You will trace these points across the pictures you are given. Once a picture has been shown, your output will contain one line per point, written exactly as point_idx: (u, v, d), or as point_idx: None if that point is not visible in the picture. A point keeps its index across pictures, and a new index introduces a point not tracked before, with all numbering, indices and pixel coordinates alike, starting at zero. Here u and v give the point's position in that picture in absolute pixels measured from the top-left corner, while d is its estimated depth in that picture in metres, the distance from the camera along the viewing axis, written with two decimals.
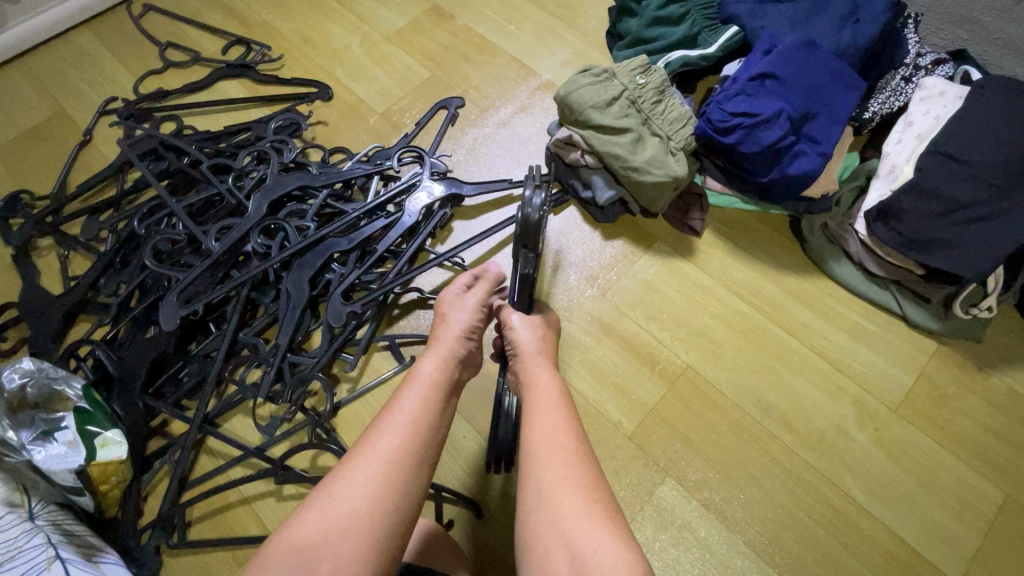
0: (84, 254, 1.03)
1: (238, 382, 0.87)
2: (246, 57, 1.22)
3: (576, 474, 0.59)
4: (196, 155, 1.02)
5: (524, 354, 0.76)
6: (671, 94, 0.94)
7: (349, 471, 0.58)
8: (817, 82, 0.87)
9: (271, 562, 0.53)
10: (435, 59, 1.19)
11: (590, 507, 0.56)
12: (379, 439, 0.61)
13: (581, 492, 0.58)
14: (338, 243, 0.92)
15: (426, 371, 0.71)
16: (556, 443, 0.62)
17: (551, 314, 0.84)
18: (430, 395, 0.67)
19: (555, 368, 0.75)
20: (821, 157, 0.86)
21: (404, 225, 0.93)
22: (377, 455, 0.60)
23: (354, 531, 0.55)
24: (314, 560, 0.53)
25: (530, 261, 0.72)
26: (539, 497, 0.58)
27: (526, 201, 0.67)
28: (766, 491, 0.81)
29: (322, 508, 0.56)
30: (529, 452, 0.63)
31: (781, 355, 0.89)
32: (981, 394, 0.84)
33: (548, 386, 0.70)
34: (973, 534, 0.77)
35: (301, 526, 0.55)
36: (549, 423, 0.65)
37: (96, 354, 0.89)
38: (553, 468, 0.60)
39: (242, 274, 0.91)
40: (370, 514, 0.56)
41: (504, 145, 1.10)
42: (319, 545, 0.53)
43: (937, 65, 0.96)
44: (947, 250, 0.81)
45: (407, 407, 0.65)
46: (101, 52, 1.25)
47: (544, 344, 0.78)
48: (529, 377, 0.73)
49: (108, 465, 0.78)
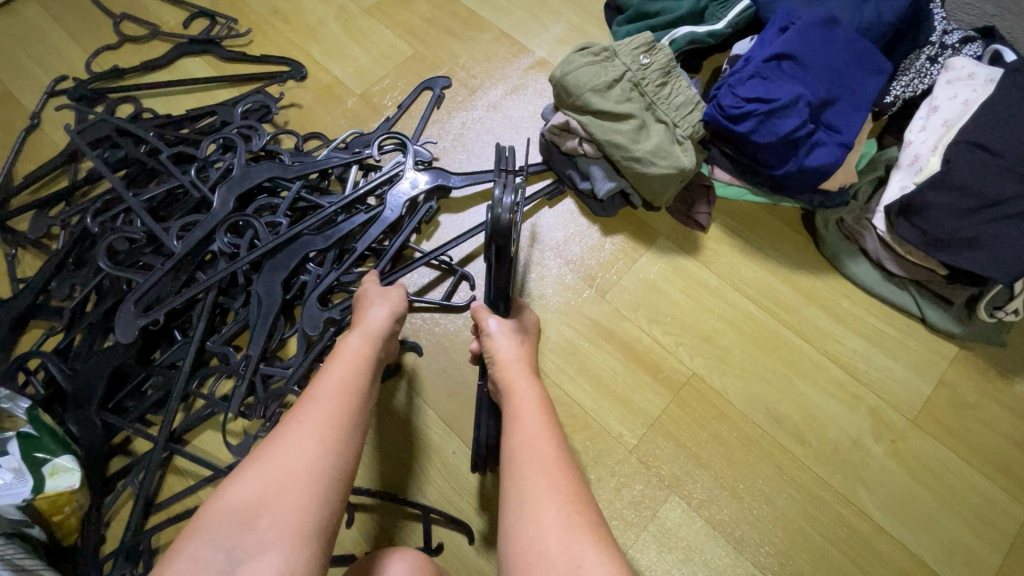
0: (35, 253, 0.94)
1: (207, 396, 0.79)
2: (211, 31, 1.11)
3: (558, 483, 0.53)
4: (155, 144, 0.92)
5: (505, 363, 0.67)
6: (676, 75, 0.86)
7: (291, 432, 0.55)
8: (839, 65, 0.80)
9: (206, 520, 0.50)
10: (418, 35, 1.09)
11: (574, 519, 0.50)
12: (315, 404, 0.58)
13: (563, 501, 0.51)
14: (313, 242, 0.84)
15: (359, 344, 0.67)
16: (537, 450, 0.56)
17: (529, 315, 0.76)
18: (359, 363, 0.64)
19: (537, 374, 0.67)
20: (841, 148, 0.79)
21: (386, 221, 0.85)
22: (318, 419, 0.56)
23: (292, 488, 0.51)
24: (254, 516, 0.49)
25: (505, 262, 0.61)
26: (520, 511, 0.52)
27: (495, 200, 0.55)
28: (777, 508, 0.76)
29: (261, 467, 0.52)
30: (509, 461, 0.56)
31: (792, 360, 0.83)
32: (1004, 402, 0.80)
33: (527, 389, 0.63)
34: (995, 553, 0.73)
35: (236, 489, 0.51)
36: (529, 429, 0.58)
37: (49, 367, 0.81)
38: (535, 478, 0.53)
39: (208, 277, 0.82)
40: (314, 473, 0.52)
41: (494, 131, 1.01)
42: (259, 503, 0.50)
43: (965, 43, 0.88)
44: (974, 250, 0.75)
45: (340, 376, 0.62)
46: (49, 26, 1.12)
47: (523, 350, 0.69)
48: (509, 385, 0.65)
49: (58, 496, 0.71)
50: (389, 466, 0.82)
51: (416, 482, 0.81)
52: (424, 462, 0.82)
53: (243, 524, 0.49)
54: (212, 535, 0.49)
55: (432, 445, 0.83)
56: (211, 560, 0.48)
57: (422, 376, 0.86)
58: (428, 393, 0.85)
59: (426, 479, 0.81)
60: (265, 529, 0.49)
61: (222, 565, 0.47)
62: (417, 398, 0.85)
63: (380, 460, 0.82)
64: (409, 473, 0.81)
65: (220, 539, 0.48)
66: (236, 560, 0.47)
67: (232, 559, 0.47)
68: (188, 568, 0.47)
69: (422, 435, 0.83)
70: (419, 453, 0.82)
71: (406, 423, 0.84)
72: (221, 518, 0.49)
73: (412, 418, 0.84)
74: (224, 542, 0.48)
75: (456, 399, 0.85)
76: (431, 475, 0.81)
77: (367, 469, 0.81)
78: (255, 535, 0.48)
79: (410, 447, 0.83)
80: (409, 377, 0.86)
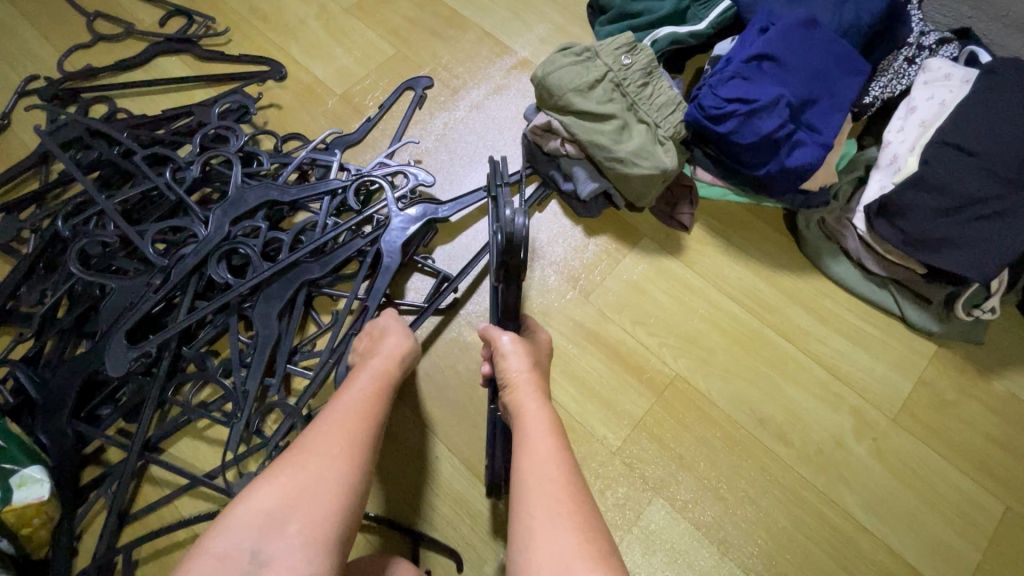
0: (4, 257, 0.92)
1: (183, 404, 0.78)
2: (188, 30, 1.09)
3: (570, 512, 0.51)
4: (129, 145, 0.90)
5: (516, 384, 0.64)
6: (658, 75, 0.85)
7: (317, 441, 0.56)
8: (818, 65, 0.80)
9: (231, 522, 0.51)
10: (400, 34, 1.08)
11: (584, 548, 0.49)
12: (339, 419, 0.58)
13: (575, 529, 0.50)
14: (310, 270, 0.82)
15: (381, 363, 0.68)
16: (549, 473, 0.54)
17: (543, 334, 0.73)
18: (379, 383, 0.65)
19: (548, 397, 0.64)
20: (822, 148, 0.79)
21: (389, 270, 0.82)
22: (339, 432, 0.57)
23: (316, 498, 0.52)
24: (279, 521, 0.51)
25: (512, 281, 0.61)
26: (528, 538, 0.50)
27: (505, 220, 0.55)
28: (762, 510, 0.76)
29: (286, 473, 0.53)
30: (518, 484, 0.55)
31: (775, 361, 0.83)
32: (982, 400, 0.80)
33: (539, 410, 0.61)
34: (975, 550, 0.74)
35: (257, 493, 0.52)
36: (541, 451, 0.57)
37: (18, 377, 0.79)
38: (546, 504, 0.52)
39: (208, 305, 0.79)
40: (337, 483, 0.53)
41: (476, 131, 1.00)
42: (283, 508, 0.51)
43: (942, 44, 0.88)
44: (952, 250, 0.76)
45: (361, 394, 0.62)
46: (18, 24, 1.10)
47: (538, 370, 0.67)
48: (518, 406, 0.63)
49: (26, 509, 0.69)
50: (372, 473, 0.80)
51: (399, 489, 0.80)
52: (408, 467, 0.80)
53: (268, 527, 0.50)
54: (236, 536, 0.50)
55: (415, 450, 0.81)
56: (236, 559, 0.49)
57: (405, 381, 0.85)
58: (411, 398, 0.84)
59: (409, 487, 0.80)
60: (290, 534, 0.50)
61: (246, 565, 0.49)
62: (400, 404, 0.84)
63: None
64: (392, 480, 0.80)
65: (246, 539, 0.50)
66: (260, 562, 0.49)
67: (256, 560, 0.49)
68: (215, 565, 0.49)
69: (404, 441, 0.82)
70: (401, 458, 0.81)
71: (388, 429, 0.82)
72: (248, 519, 0.51)
73: (394, 422, 0.83)
74: (250, 543, 0.50)
75: (439, 404, 0.84)
76: (414, 482, 0.80)
77: None
78: (279, 538, 0.50)
79: (393, 454, 0.81)
80: None
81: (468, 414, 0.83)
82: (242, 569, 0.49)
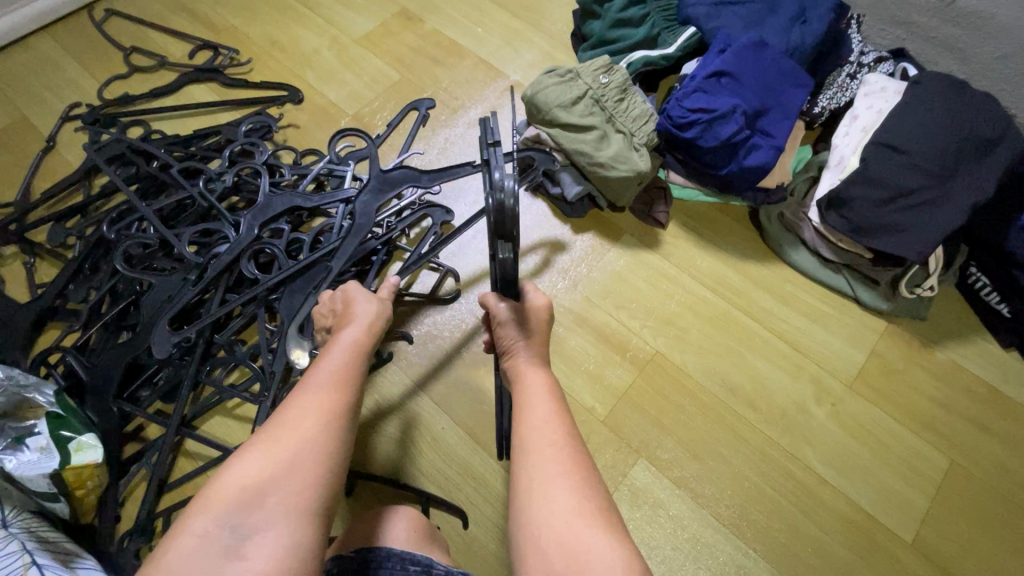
0: (51, 262, 1.02)
1: (217, 384, 0.87)
2: (214, 61, 1.22)
3: (567, 471, 0.58)
4: (166, 159, 1.01)
5: (515, 351, 0.73)
6: (633, 92, 0.98)
7: (298, 417, 0.59)
8: (768, 80, 0.93)
9: (211, 498, 0.54)
10: (404, 61, 1.22)
11: (581, 504, 0.55)
12: (318, 396, 0.62)
13: (572, 486, 0.56)
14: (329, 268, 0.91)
15: (353, 338, 0.72)
16: (546, 438, 0.61)
17: (541, 299, 0.76)
18: (352, 359, 0.69)
19: (545, 365, 0.73)
20: (775, 150, 0.91)
21: (359, 231, 0.91)
22: (318, 407, 0.61)
23: (297, 470, 0.56)
24: (260, 496, 0.54)
25: (508, 250, 0.61)
26: (529, 495, 0.57)
27: (495, 184, 0.57)
28: (734, 467, 0.85)
29: (271, 448, 0.57)
30: (520, 450, 0.61)
31: (743, 338, 0.93)
32: (926, 367, 0.90)
33: (537, 380, 0.69)
34: (924, 497, 0.82)
35: (240, 468, 0.55)
36: (539, 416, 0.64)
37: (67, 361, 0.89)
38: (542, 466, 0.58)
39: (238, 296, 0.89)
40: (318, 457, 0.57)
41: (473, 144, 1.13)
42: (266, 481, 0.55)
43: (879, 62, 1.02)
44: (892, 235, 0.87)
45: (334, 369, 0.66)
46: (63, 58, 1.23)
47: (529, 343, 0.73)
48: (517, 376, 0.71)
49: (84, 469, 0.77)
50: (384, 444, 0.89)
51: (408, 458, 0.88)
52: (416, 438, 0.90)
53: (248, 503, 0.53)
54: (218, 512, 0.53)
55: (422, 423, 0.90)
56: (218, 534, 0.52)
57: (410, 362, 0.94)
58: (418, 377, 0.93)
59: (417, 455, 0.89)
60: (270, 507, 0.53)
61: (228, 539, 0.52)
62: (410, 382, 0.93)
63: (373, 437, 0.89)
64: (402, 450, 0.89)
65: (226, 516, 0.52)
66: (243, 535, 0.52)
67: (238, 534, 0.52)
68: (196, 543, 0.51)
69: (413, 415, 0.91)
70: (409, 429, 0.90)
71: (398, 405, 0.91)
72: (232, 495, 0.54)
73: (404, 399, 0.92)
74: (230, 518, 0.52)
75: (443, 380, 0.93)
76: (422, 449, 0.89)
77: (363, 447, 0.89)
78: (259, 511, 0.53)
79: (403, 426, 0.90)
80: (399, 361, 0.94)
81: (470, 389, 0.93)
82: (225, 543, 0.51)
